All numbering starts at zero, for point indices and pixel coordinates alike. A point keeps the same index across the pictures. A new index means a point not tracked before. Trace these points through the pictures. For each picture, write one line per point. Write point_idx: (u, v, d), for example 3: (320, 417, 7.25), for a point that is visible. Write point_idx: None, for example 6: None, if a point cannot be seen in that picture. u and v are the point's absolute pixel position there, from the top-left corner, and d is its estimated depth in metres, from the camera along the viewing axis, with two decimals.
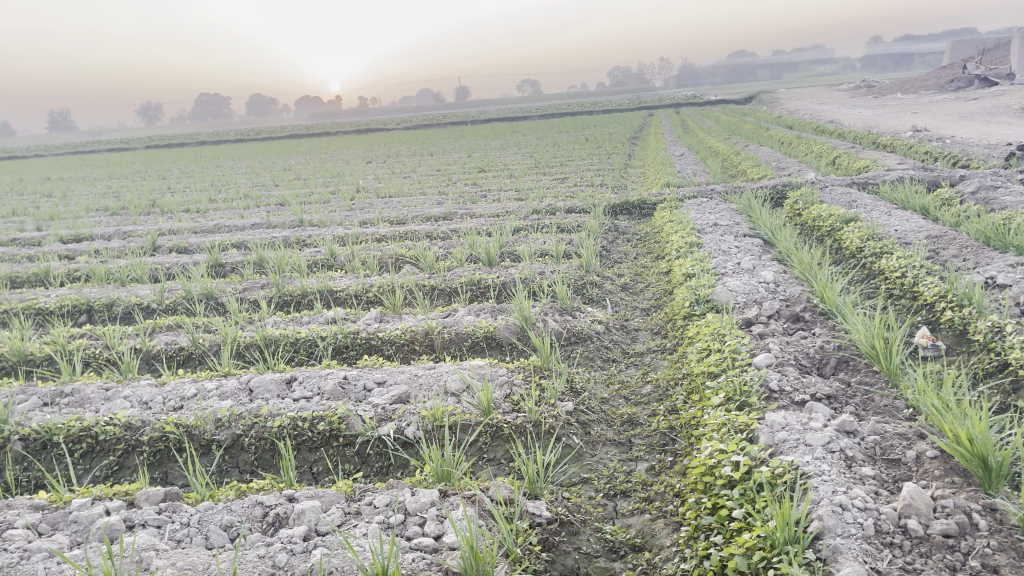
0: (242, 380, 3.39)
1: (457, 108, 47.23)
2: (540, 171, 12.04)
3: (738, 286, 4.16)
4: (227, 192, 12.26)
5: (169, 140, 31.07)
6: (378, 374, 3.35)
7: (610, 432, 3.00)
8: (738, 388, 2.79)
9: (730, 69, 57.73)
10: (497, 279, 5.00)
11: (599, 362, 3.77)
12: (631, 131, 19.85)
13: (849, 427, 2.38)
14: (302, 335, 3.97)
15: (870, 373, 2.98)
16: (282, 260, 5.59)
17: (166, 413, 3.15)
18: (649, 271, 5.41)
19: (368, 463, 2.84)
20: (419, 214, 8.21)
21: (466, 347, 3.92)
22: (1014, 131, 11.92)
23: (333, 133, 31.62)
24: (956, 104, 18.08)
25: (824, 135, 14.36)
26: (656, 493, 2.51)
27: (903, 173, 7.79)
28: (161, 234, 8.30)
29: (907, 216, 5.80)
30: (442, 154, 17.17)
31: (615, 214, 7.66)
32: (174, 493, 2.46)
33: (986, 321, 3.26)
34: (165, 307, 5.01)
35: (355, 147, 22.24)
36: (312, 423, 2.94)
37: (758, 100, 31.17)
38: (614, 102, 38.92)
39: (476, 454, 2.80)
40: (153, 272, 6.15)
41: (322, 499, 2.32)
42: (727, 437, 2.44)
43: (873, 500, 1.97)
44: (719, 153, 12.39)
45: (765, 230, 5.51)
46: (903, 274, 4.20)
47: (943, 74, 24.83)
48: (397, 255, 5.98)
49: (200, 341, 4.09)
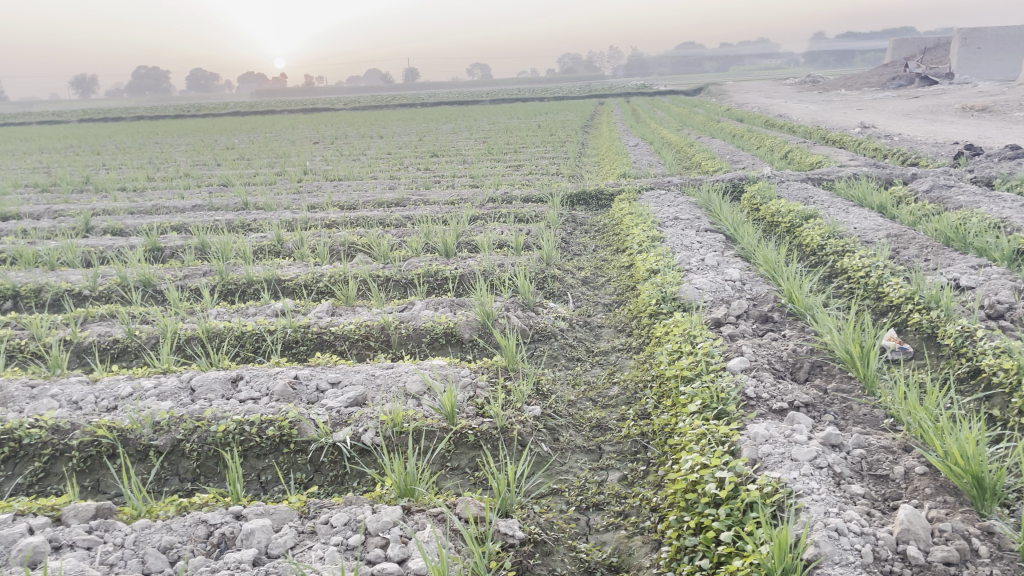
0: (183, 378, 3.14)
1: (407, 89, 46.53)
2: (493, 158, 11.84)
3: (705, 284, 4.06)
4: (166, 171, 11.76)
5: (103, 114, 29.88)
6: (332, 374, 3.14)
7: (579, 438, 2.87)
8: (715, 395, 2.67)
9: (679, 60, 58.17)
10: (455, 271, 4.81)
11: (564, 361, 3.63)
12: (583, 119, 19.79)
13: (834, 440, 2.28)
14: (249, 328, 3.73)
15: (845, 379, 2.89)
16: (226, 246, 5.29)
17: (99, 415, 2.89)
18: (610, 264, 5.30)
19: (322, 472, 2.63)
20: (371, 199, 7.95)
21: (425, 343, 3.73)
22: (957, 130, 12.22)
23: (278, 111, 30.80)
24: (899, 102, 18.46)
25: (773, 129, 14.50)
26: (631, 506, 2.38)
27: (856, 169, 7.83)
28: (94, 214, 7.87)
29: (865, 214, 5.80)
30: (391, 137, 16.84)
31: (572, 204, 7.53)
32: (107, 509, 2.23)
33: (956, 325, 3.21)
34: (99, 294, 4.68)
35: (302, 127, 21.67)
36: (261, 428, 2.74)
37: (707, 91, 31.49)
38: (564, 89, 38.88)
39: (439, 462, 2.62)
40: (85, 254, 5.78)
41: (273, 517, 2.11)
42: (708, 449, 2.32)
43: (868, 522, 1.87)
44: (673, 144, 12.37)
45: (726, 225, 5.44)
46: (867, 274, 4.15)
47: (887, 72, 25.38)
48: (348, 242, 5.74)
49: (137, 332, 3.80)
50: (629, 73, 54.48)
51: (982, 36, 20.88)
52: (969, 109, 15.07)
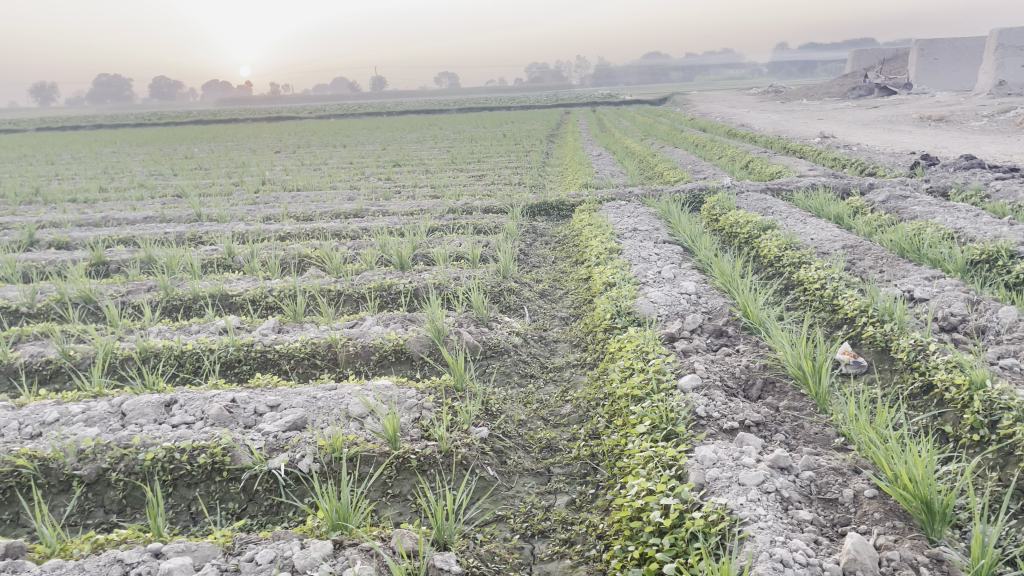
0: (114, 402, 2.99)
1: (373, 98, 46.30)
2: (456, 168, 11.74)
3: (660, 297, 4.00)
4: (120, 181, 11.48)
5: (61, 122, 29.25)
6: (271, 397, 3.01)
7: (527, 460, 2.77)
8: (665, 415, 2.60)
9: (645, 71, 58.78)
10: (409, 284, 4.71)
11: (516, 378, 3.54)
12: (548, 129, 19.77)
13: (783, 463, 2.22)
14: (189, 347, 3.59)
15: (798, 396, 2.84)
16: (172, 260, 5.13)
17: (20, 443, 2.73)
18: (568, 277, 5.23)
19: (256, 501, 2.51)
20: (328, 210, 7.81)
21: (373, 361, 3.62)
22: (915, 140, 12.40)
23: (241, 120, 30.41)
24: (859, 112, 18.73)
25: (736, 139, 14.59)
26: (577, 533, 2.29)
27: (815, 179, 7.86)
28: (41, 226, 7.62)
29: (822, 224, 5.81)
30: (353, 147, 16.69)
31: (533, 215, 7.46)
32: (17, 547, 2.05)
33: (908, 338, 3.18)
34: (36, 312, 4.50)
35: (264, 136, 21.38)
36: (192, 456, 2.60)
37: (672, 101, 31.73)
38: (530, 98, 38.95)
39: (379, 490, 2.51)
40: (25, 270, 5.56)
41: (194, 554, 1.98)
42: (654, 474, 2.24)
43: (814, 551, 1.80)
44: (635, 154, 12.38)
45: (684, 236, 5.41)
46: (823, 286, 4.13)
47: (847, 83, 25.78)
48: (301, 256, 5.60)
49: (71, 353, 3.64)
50: (596, 82, 54.72)
51: (938, 47, 21.28)
52: (926, 119, 15.31)
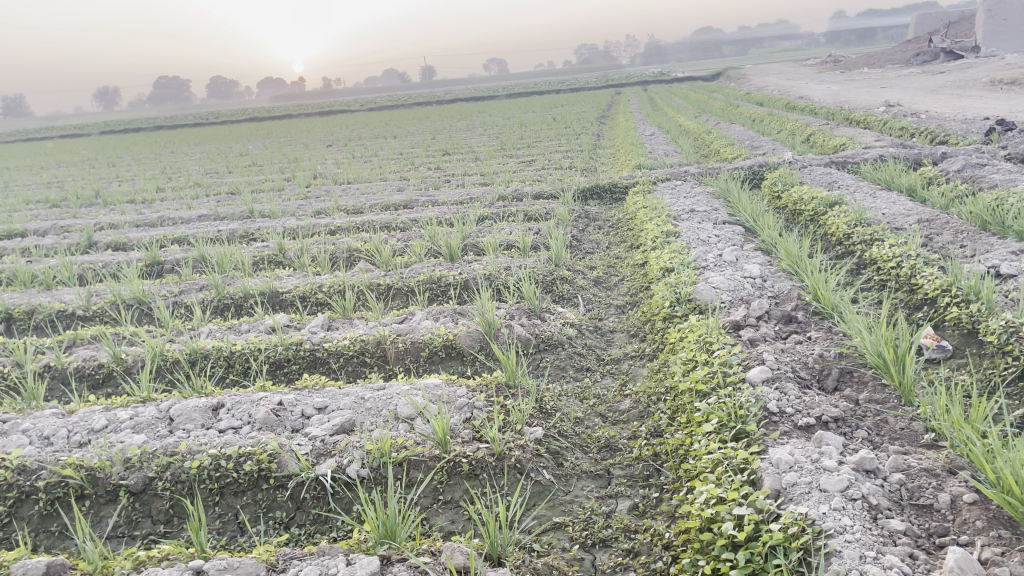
0: (162, 408, 2.92)
1: (423, 87, 46.42)
2: (505, 154, 11.59)
3: (722, 282, 3.78)
4: (178, 180, 11.66)
5: (122, 125, 30.01)
6: (319, 399, 2.91)
7: (586, 462, 2.61)
8: (733, 412, 2.40)
9: (697, 47, 57.59)
10: (459, 276, 4.58)
11: (572, 372, 3.38)
12: (600, 110, 19.42)
13: (869, 465, 2.01)
14: (237, 348, 3.52)
15: (879, 387, 2.61)
16: (223, 258, 5.10)
17: (68, 452, 2.67)
18: (623, 263, 5.03)
19: (304, 509, 2.41)
20: (378, 202, 7.75)
21: (423, 357, 3.51)
22: (987, 104, 11.76)
23: (295, 115, 30.84)
24: (924, 78, 17.91)
25: (795, 113, 14.06)
26: (641, 543, 2.13)
27: (883, 150, 7.46)
28: (100, 228, 7.72)
29: (893, 198, 5.48)
30: (404, 137, 16.68)
31: (585, 199, 7.25)
32: (59, 565, 1.97)
33: (998, 319, 2.90)
34: (91, 314, 4.51)
35: (317, 130, 21.51)
36: (238, 463, 2.52)
37: (726, 76, 30.97)
38: (579, 80, 38.47)
39: (430, 496, 2.39)
40: (83, 272, 5.61)
41: (235, 572, 1.88)
42: (725, 479, 2.06)
43: (911, 568, 1.60)
44: (690, 132, 12.03)
45: (745, 216, 5.15)
46: (898, 264, 3.85)
47: (910, 48, 24.71)
48: (351, 250, 5.53)
49: (123, 356, 3.61)
50: (647, 62, 53.70)
51: (1007, 7, 20.22)
52: (997, 82, 14.54)
